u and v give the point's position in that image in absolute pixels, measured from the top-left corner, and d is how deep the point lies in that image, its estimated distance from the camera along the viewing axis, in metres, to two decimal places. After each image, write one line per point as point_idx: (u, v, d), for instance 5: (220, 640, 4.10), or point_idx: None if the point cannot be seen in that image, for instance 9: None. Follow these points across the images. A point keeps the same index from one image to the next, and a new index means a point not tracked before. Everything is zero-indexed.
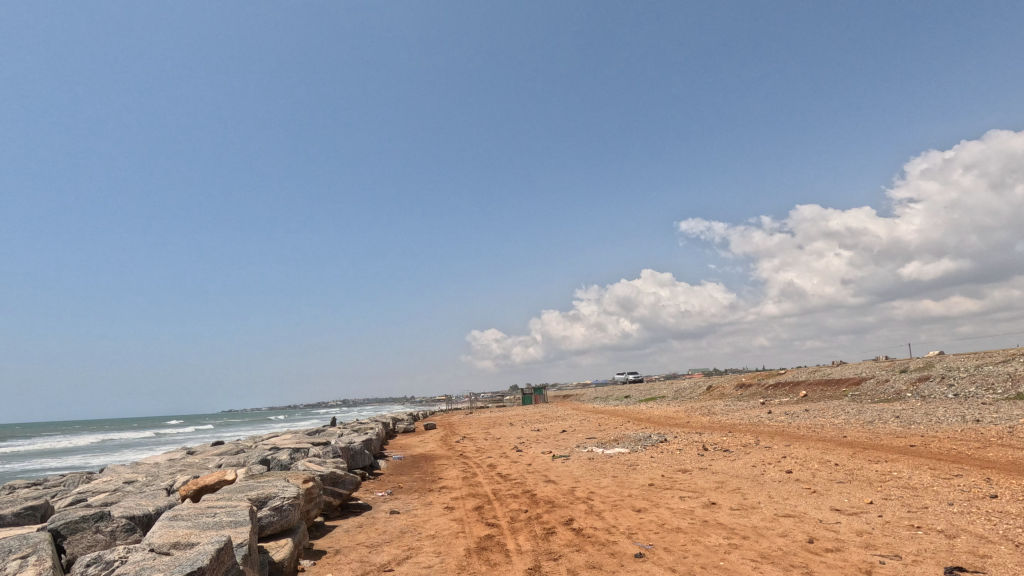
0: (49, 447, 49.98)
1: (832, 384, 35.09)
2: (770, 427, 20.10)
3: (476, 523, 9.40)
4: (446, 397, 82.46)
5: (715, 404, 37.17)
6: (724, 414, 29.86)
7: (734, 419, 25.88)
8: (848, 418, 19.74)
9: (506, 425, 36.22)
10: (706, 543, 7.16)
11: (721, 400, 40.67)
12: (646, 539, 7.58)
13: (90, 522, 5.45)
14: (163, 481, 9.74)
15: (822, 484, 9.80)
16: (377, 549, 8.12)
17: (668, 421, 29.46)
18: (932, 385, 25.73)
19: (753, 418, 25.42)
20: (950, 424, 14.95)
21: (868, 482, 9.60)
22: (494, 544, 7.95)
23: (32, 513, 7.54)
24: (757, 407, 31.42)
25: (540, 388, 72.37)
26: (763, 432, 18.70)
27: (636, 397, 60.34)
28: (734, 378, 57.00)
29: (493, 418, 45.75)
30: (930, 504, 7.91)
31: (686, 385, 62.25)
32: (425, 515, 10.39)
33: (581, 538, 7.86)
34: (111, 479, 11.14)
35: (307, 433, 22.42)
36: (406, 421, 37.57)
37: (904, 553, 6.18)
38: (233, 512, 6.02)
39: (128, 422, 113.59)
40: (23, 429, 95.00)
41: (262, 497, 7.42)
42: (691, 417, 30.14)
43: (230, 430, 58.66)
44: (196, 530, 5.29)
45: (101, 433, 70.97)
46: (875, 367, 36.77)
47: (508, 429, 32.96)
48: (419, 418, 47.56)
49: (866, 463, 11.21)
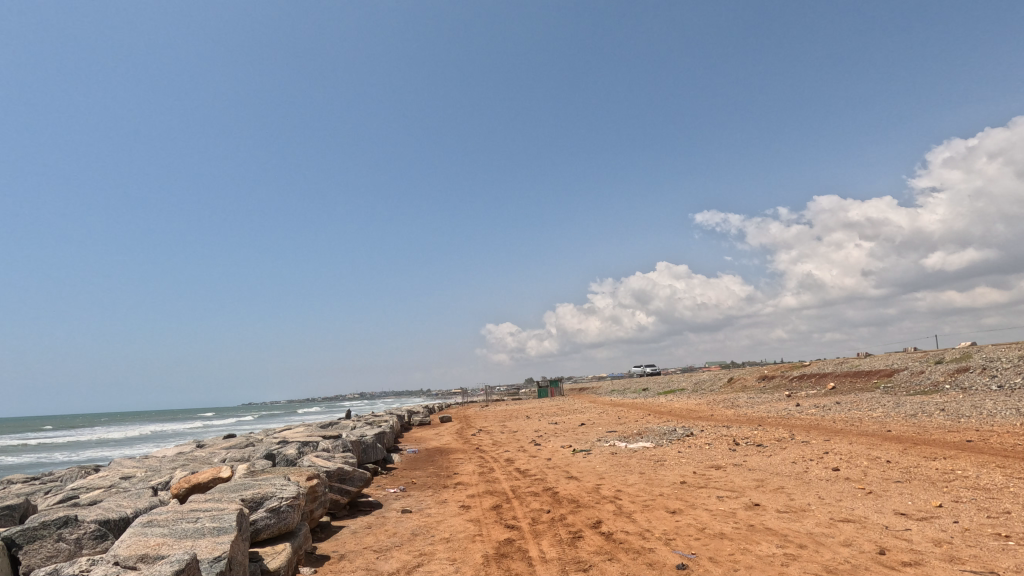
0: (70, 440, 50.44)
1: (862, 377, 33.68)
2: (803, 421, 19.02)
3: (495, 525, 8.61)
4: (462, 390, 80.94)
5: (738, 397, 36.02)
6: (750, 407, 28.76)
7: (761, 412, 24.84)
8: (889, 411, 18.58)
9: (523, 418, 35.53)
10: (758, 553, 6.24)
11: (744, 392, 39.47)
12: (686, 547, 6.71)
13: (51, 528, 4.74)
14: (158, 478, 9.06)
15: (877, 484, 8.84)
16: (385, 554, 7.35)
17: (690, 413, 28.50)
18: (972, 376, 24.35)
19: (782, 411, 24.31)
20: (1007, 418, 13.79)
21: (930, 482, 8.61)
22: (515, 551, 7.13)
23: (10, 514, 6.85)
24: (783, 400, 30.28)
25: (556, 380, 71.51)
26: (797, 426, 17.63)
27: (654, 390, 59.16)
28: (756, 370, 55.69)
29: (510, 411, 45.05)
30: (1012, 508, 6.94)
31: (705, 378, 60.97)
32: (439, 515, 9.62)
33: (612, 544, 7.02)
34: (109, 475, 10.54)
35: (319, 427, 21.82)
36: (422, 414, 37.17)
37: (1001, 571, 5.23)
38: (219, 517, 5.29)
39: (149, 416, 115.39)
40: (49, 424, 96.71)
41: (259, 498, 6.71)
42: (715, 409, 29.17)
43: (246, 424, 58.91)
44: (169, 540, 4.54)
45: (124, 427, 71.78)
46: (907, 359, 35.31)
47: (525, 422, 32.25)
48: (435, 411, 47.10)
49: (921, 460, 10.18)
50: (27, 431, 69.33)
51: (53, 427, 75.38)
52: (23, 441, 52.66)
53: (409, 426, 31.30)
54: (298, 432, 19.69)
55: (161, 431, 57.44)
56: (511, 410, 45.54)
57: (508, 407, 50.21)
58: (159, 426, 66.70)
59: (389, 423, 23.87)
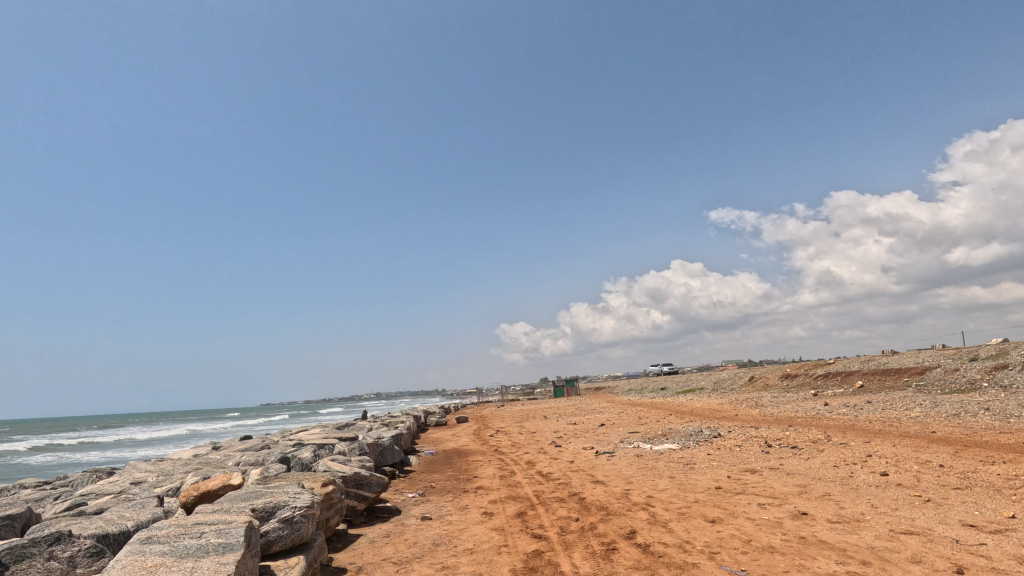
0: (98, 440, 51.42)
1: (892, 375, 32.53)
2: (836, 421, 18.23)
3: (521, 535, 8.07)
4: (477, 390, 80.40)
5: (762, 396, 35.08)
6: (775, 406, 27.91)
7: (788, 412, 24.02)
8: (927, 411, 17.71)
9: (540, 418, 34.98)
10: (815, 570, 5.63)
11: (767, 391, 38.49)
12: (733, 561, 6.12)
13: (42, 545, 4.33)
14: (168, 484, 8.68)
15: (934, 490, 8.16)
16: (405, 567, 6.85)
17: (712, 413, 27.75)
18: (1012, 374, 23.26)
19: (810, 411, 23.45)
20: None
21: (994, 489, 7.89)
22: (545, 565, 6.59)
23: (11, 525, 6.47)
24: (810, 399, 29.37)
25: (572, 380, 70.94)
26: (831, 426, 16.83)
27: (672, 390, 58.27)
28: (778, 368, 54.47)
29: (527, 411, 44.54)
30: None
31: (725, 376, 59.83)
32: (461, 522, 9.12)
33: (651, 558, 6.45)
34: (121, 480, 10.22)
35: (336, 428, 21.53)
36: (438, 414, 36.76)
37: None
38: (227, 532, 4.84)
39: (169, 417, 116.83)
40: (75, 425, 98.68)
41: (270, 508, 6.26)
42: (739, 409, 28.39)
43: (263, 425, 59.14)
44: (169, 560, 4.10)
45: (147, 427, 72.83)
46: (939, 356, 34.07)
47: (543, 422, 31.67)
48: (451, 412, 46.70)
49: (978, 464, 9.44)
50: (55, 431, 70.85)
51: (79, 429, 76.86)
52: (51, 441, 53.75)
53: (426, 427, 30.93)
54: (315, 433, 19.38)
55: (183, 431, 58.15)
56: (528, 410, 44.99)
57: (526, 407, 49.87)
58: (181, 426, 67.65)
59: (406, 424, 23.50)
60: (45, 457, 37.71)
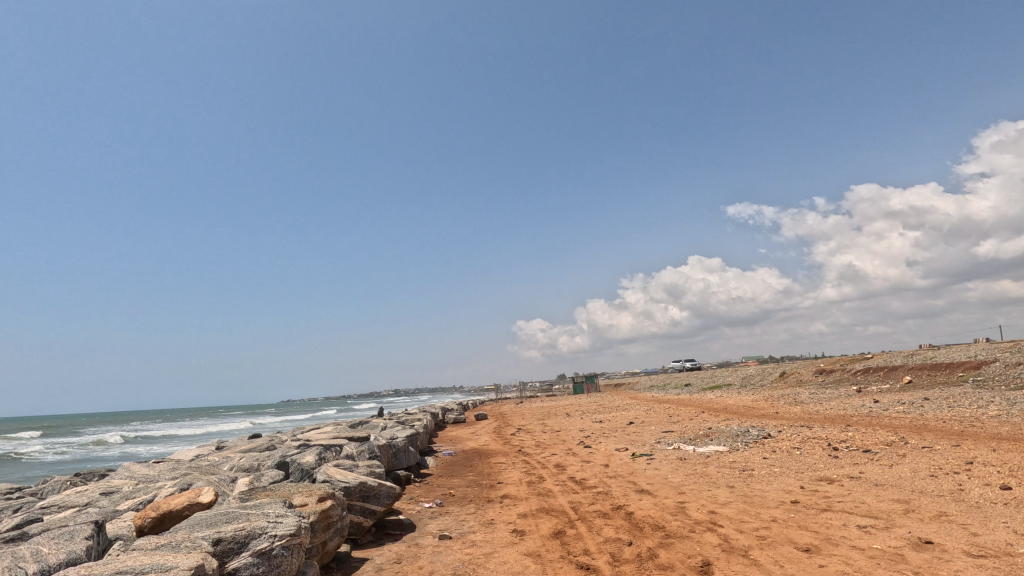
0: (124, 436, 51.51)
1: (942, 370, 30.32)
2: (899, 420, 16.35)
3: (563, 565, 6.46)
4: (495, 388, 78.64)
5: (799, 393, 33.05)
6: (818, 404, 25.94)
7: (835, 410, 22.16)
8: (1005, 409, 15.74)
9: (563, 416, 33.30)
10: None
11: (804, 388, 36.45)
12: None
13: None
14: (136, 501, 7.31)
15: None
16: None
17: (749, 411, 25.95)
18: None
19: (862, 409, 21.53)
20: None
21: None
22: None
23: None
24: (855, 396, 27.38)
25: (592, 376, 69.07)
26: (898, 426, 14.93)
27: (698, 386, 56.21)
28: (811, 363, 52.12)
29: (548, 408, 42.93)
30: None
31: (753, 372, 57.56)
32: (487, 543, 7.57)
33: None
34: (93, 488, 8.90)
35: (348, 426, 20.22)
36: (457, 412, 35.24)
37: None
38: None
39: (189, 412, 117.51)
40: (97, 421, 99.86)
41: (239, 537, 4.77)
42: (778, 407, 26.51)
43: (279, 422, 58.20)
44: None
45: (170, 423, 73.12)
46: (992, 350, 31.73)
47: (567, 420, 30.01)
48: (470, 409, 45.20)
49: None
50: (82, 427, 71.53)
51: (106, 425, 77.71)
52: (78, 436, 54.07)
53: (445, 426, 29.51)
54: (324, 433, 18.01)
55: (206, 428, 57.97)
56: (550, 407, 43.31)
57: (547, 404, 48.30)
58: (204, 423, 67.77)
59: (423, 422, 22.02)
60: (69, 452, 37.69)
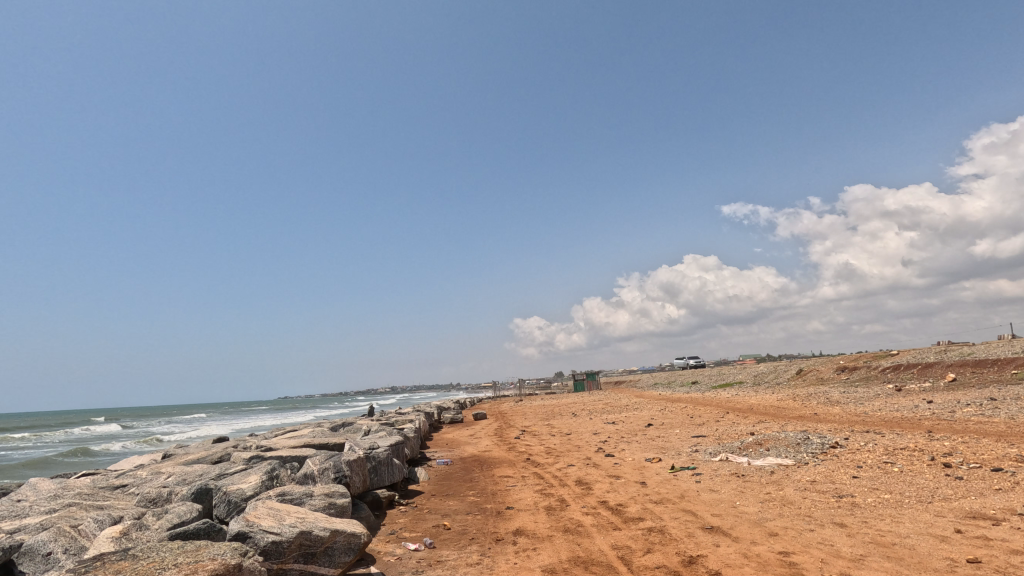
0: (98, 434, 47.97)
1: (988, 367, 27.42)
2: (991, 426, 13.42)
3: None
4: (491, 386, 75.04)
5: (829, 391, 30.21)
6: (860, 404, 23.02)
7: (887, 412, 19.22)
8: None
9: (570, 416, 30.20)
10: None
11: (830, 386, 33.54)
12: None
13: None
14: None
15: None
16: None
17: (781, 412, 23.03)
18: None
19: (922, 411, 18.62)
20: None
21: None
22: None
23: None
24: (898, 395, 24.47)
25: (593, 373, 65.92)
26: (1001, 435, 11.97)
27: (707, 384, 53.19)
28: (829, 360, 49.18)
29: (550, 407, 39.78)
30: None
31: (765, 369, 54.62)
32: None
33: None
34: None
35: (327, 430, 17.07)
36: (453, 412, 32.17)
37: None
38: None
39: (176, 408, 114.08)
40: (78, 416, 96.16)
41: None
42: (814, 408, 23.64)
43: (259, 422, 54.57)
44: None
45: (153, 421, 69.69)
46: None
47: (575, 421, 26.98)
48: (467, 408, 41.95)
49: None
50: (62, 423, 67.91)
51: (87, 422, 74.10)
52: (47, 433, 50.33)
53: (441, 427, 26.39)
54: (294, 438, 14.93)
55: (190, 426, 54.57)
56: (551, 406, 40.11)
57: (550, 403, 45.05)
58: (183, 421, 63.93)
59: (414, 424, 19.04)
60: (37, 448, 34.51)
